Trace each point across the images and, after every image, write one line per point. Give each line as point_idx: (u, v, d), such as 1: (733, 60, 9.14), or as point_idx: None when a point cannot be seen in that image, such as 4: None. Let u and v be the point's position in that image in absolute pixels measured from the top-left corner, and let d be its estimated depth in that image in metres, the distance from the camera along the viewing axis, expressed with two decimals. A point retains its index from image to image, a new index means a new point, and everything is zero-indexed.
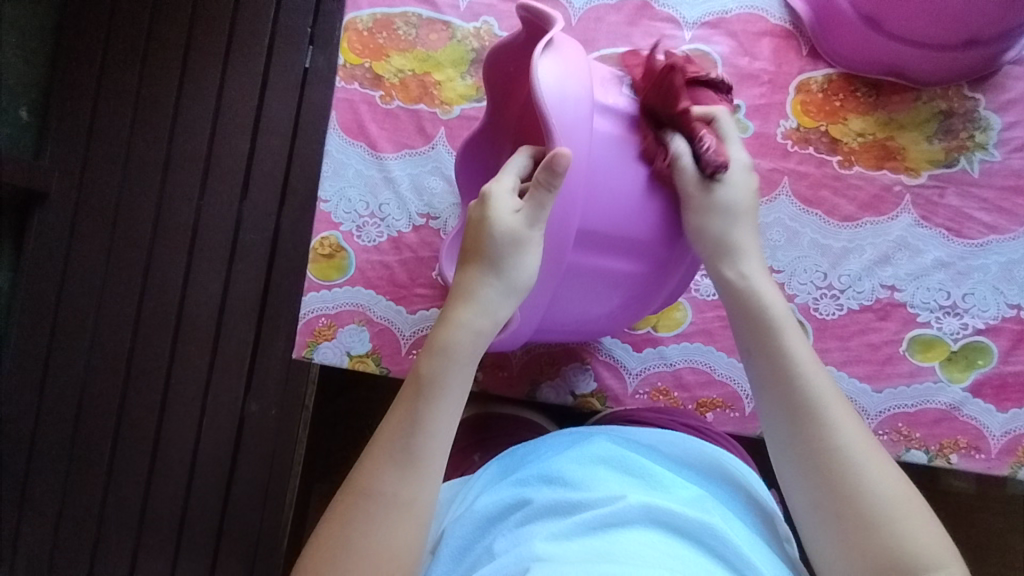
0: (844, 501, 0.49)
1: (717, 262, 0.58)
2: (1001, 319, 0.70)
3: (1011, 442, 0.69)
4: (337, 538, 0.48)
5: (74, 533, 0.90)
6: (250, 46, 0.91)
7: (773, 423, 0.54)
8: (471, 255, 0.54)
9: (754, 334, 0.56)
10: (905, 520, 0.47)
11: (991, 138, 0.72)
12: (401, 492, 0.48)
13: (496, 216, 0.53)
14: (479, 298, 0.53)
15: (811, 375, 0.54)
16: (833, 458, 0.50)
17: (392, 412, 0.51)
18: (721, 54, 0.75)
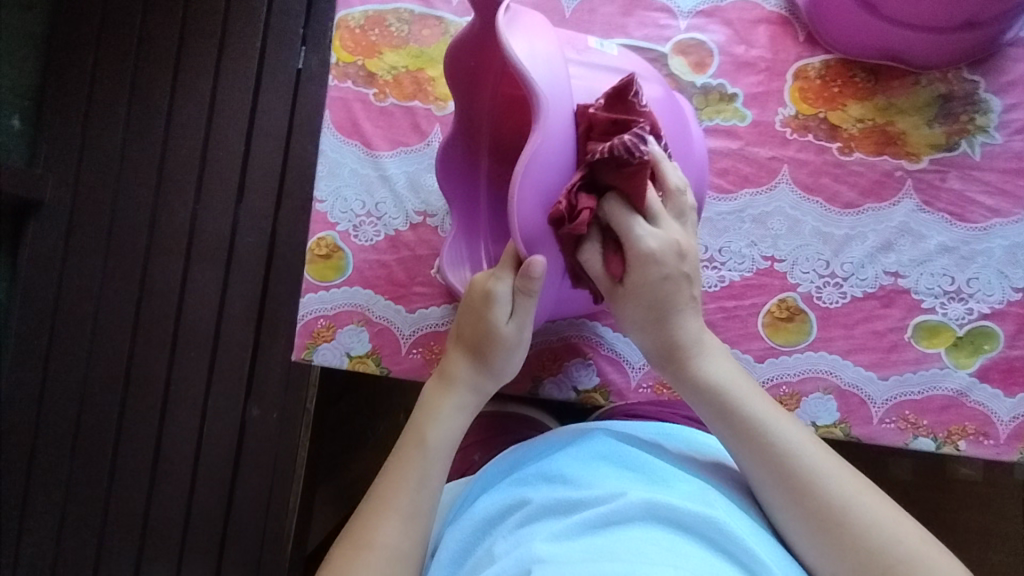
0: (832, 522, 0.48)
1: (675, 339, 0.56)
2: (1006, 303, 0.69)
3: (1019, 427, 0.68)
4: (357, 545, 0.50)
5: (77, 542, 0.89)
6: (243, 47, 0.90)
7: (756, 483, 0.52)
8: (463, 342, 0.60)
9: (714, 408, 0.54)
10: (886, 519, 0.48)
11: (992, 120, 0.71)
12: (418, 504, 0.53)
13: (492, 320, 0.58)
14: (469, 386, 0.59)
15: (774, 427, 0.52)
16: (831, 506, 0.48)
17: (387, 482, 0.54)
18: (717, 43, 0.74)
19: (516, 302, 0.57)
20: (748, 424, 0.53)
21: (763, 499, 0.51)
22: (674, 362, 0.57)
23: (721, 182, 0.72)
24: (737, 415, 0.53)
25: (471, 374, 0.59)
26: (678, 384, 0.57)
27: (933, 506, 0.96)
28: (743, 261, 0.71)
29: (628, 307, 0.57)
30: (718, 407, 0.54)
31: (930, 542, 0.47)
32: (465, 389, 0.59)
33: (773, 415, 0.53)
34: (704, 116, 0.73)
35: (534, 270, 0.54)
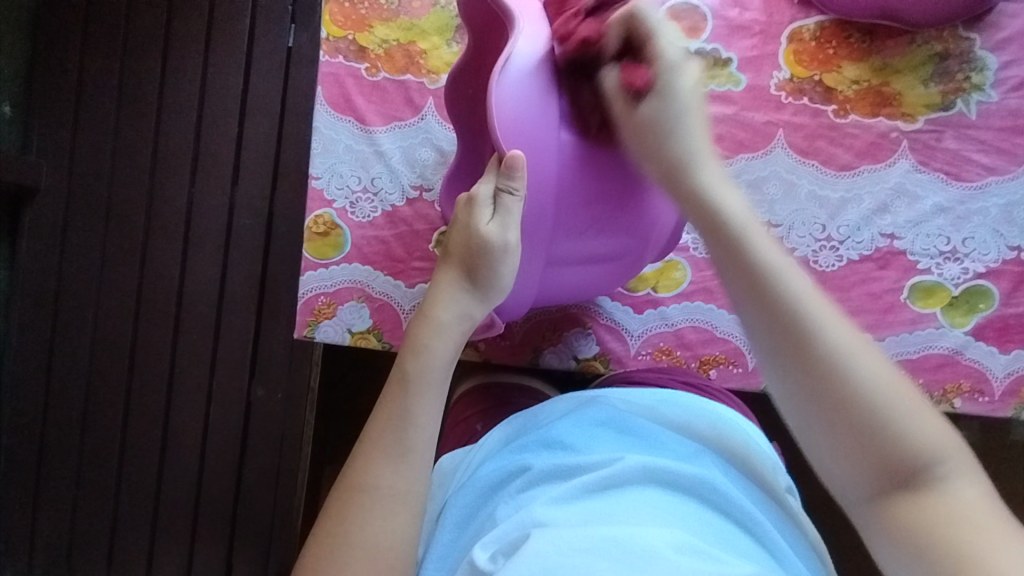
0: (822, 369, 0.43)
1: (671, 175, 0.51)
2: (1001, 261, 0.70)
3: (1014, 383, 0.69)
4: (351, 498, 0.47)
5: (92, 522, 0.91)
6: (232, 25, 0.89)
7: (749, 326, 0.47)
8: (450, 259, 0.54)
9: (713, 229, 0.49)
10: (889, 390, 0.42)
11: (988, 78, 0.71)
12: (406, 438, 0.49)
13: (476, 224, 0.53)
14: (455, 299, 0.53)
15: (820, 320, 0.44)
16: (830, 362, 0.43)
17: (378, 411, 0.50)
18: (710, 7, 0.73)
19: (500, 202, 0.53)
20: (813, 365, 0.44)
21: (759, 353, 0.47)
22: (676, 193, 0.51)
23: (717, 148, 0.72)
24: (804, 356, 0.44)
25: (459, 300, 0.53)
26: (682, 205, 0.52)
27: None
28: None
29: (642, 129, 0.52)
30: (755, 293, 0.46)
31: (935, 419, 0.42)
32: (453, 304, 0.53)
33: (780, 265, 0.47)
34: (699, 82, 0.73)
35: (515, 162, 0.51)
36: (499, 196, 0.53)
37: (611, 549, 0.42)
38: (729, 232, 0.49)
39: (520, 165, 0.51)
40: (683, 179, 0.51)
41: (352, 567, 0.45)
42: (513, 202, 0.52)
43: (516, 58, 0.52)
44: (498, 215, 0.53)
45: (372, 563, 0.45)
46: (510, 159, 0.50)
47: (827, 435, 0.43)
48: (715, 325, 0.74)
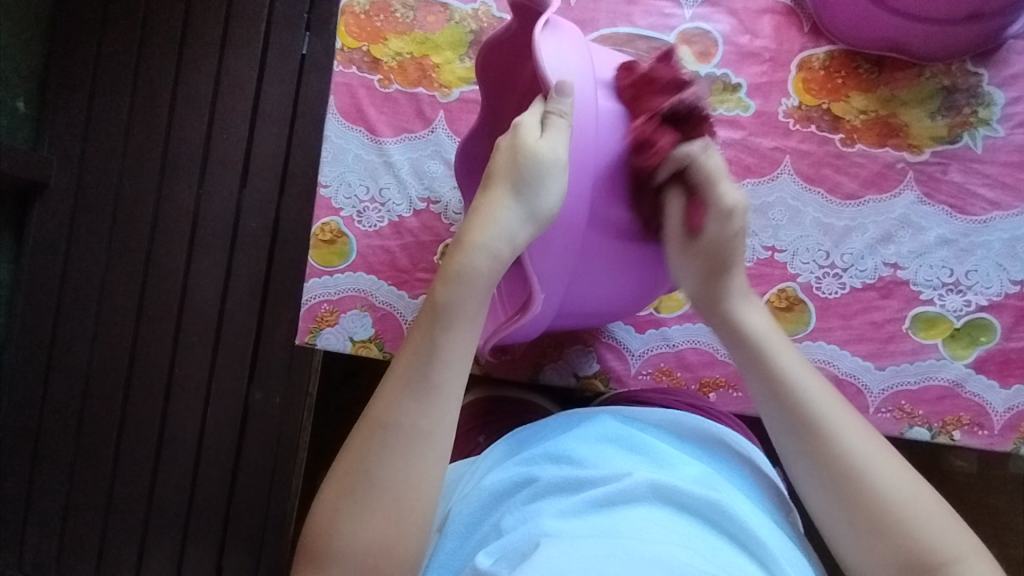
0: (839, 475, 0.50)
1: (706, 300, 0.58)
2: (1003, 295, 0.70)
3: (1014, 418, 0.69)
4: (366, 441, 0.47)
5: (84, 520, 0.90)
6: (247, 31, 0.90)
7: (774, 429, 0.54)
8: (491, 179, 0.51)
9: (752, 365, 0.55)
10: (897, 482, 0.48)
11: (995, 113, 0.71)
12: (428, 376, 0.47)
13: (525, 142, 0.50)
14: (497, 220, 0.49)
15: (833, 427, 0.51)
16: (844, 465, 0.50)
17: (404, 345, 0.49)
18: (721, 33, 0.74)
19: (548, 124, 0.51)
20: (838, 466, 0.50)
21: (792, 471, 0.52)
22: (711, 312, 0.58)
23: None
24: (833, 464, 0.50)
25: (507, 219, 0.49)
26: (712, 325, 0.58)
27: (934, 500, 0.95)
28: (743, 251, 0.72)
29: (695, 261, 0.56)
30: (776, 397, 0.53)
31: (941, 512, 0.48)
32: (495, 224, 0.49)
33: (797, 369, 0.54)
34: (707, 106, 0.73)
35: (565, 86, 0.50)
36: (545, 120, 0.51)
37: (622, 566, 0.42)
38: (759, 349, 0.55)
39: (569, 91, 0.50)
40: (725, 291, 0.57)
41: (373, 509, 0.46)
42: (562, 123, 0.51)
43: (559, 49, 0.53)
44: (548, 135, 0.50)
45: (393, 507, 0.46)
46: (558, 86, 0.50)
47: (853, 529, 0.49)
48: (716, 347, 0.74)
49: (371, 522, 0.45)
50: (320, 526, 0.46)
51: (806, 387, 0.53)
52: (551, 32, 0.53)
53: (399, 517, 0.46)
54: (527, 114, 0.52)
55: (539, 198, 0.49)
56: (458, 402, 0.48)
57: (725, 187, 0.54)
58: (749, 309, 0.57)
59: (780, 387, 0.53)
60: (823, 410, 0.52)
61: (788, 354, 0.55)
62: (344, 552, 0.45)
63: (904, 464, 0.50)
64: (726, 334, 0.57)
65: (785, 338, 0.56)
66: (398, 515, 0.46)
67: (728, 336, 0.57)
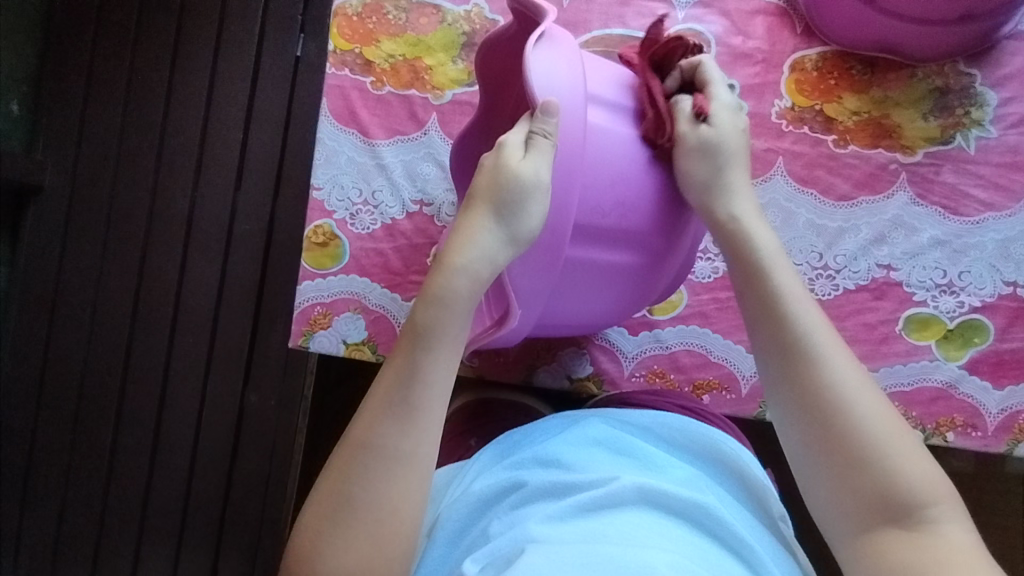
0: (821, 410, 0.49)
1: (707, 194, 0.55)
2: (997, 296, 0.70)
3: (1008, 419, 0.69)
4: (350, 459, 0.47)
5: (79, 523, 0.90)
6: (241, 33, 0.90)
7: (761, 352, 0.53)
8: (475, 198, 0.52)
9: (747, 282, 0.54)
10: (879, 419, 0.48)
11: (988, 114, 0.71)
12: (411, 396, 0.48)
13: (506, 164, 0.50)
14: (477, 241, 0.50)
15: (824, 349, 0.51)
16: (826, 396, 0.49)
17: (387, 365, 0.49)
18: (714, 35, 0.74)
19: (531, 145, 0.50)
20: (821, 399, 0.49)
21: (772, 404, 0.52)
22: (709, 223, 0.56)
23: None
24: (814, 387, 0.50)
25: (486, 242, 0.50)
26: (709, 227, 0.56)
27: None
28: None
29: (693, 158, 0.55)
30: (767, 317, 0.53)
31: (917, 454, 0.48)
32: (475, 245, 0.50)
33: (794, 296, 0.53)
34: None
35: (552, 106, 0.49)
36: (529, 140, 0.50)
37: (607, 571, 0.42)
38: (756, 268, 0.54)
39: (555, 111, 0.49)
40: (722, 217, 0.56)
41: (358, 524, 0.46)
42: (546, 145, 0.50)
43: (548, 62, 0.51)
44: (531, 157, 0.50)
45: (378, 523, 0.46)
46: (544, 106, 0.49)
47: (824, 465, 0.49)
48: (709, 349, 0.73)
49: (354, 538, 0.46)
50: (305, 542, 0.47)
51: (798, 307, 0.52)
52: (543, 46, 0.52)
53: (383, 535, 0.46)
54: (512, 134, 0.51)
55: (517, 222, 0.49)
56: (440, 417, 0.49)
57: (719, 91, 0.57)
58: (748, 221, 0.56)
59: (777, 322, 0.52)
60: (811, 330, 0.51)
61: (787, 280, 0.54)
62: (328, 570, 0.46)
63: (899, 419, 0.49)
64: (723, 243, 0.56)
65: (782, 259, 0.55)
66: (383, 532, 0.46)
67: (729, 253, 0.56)
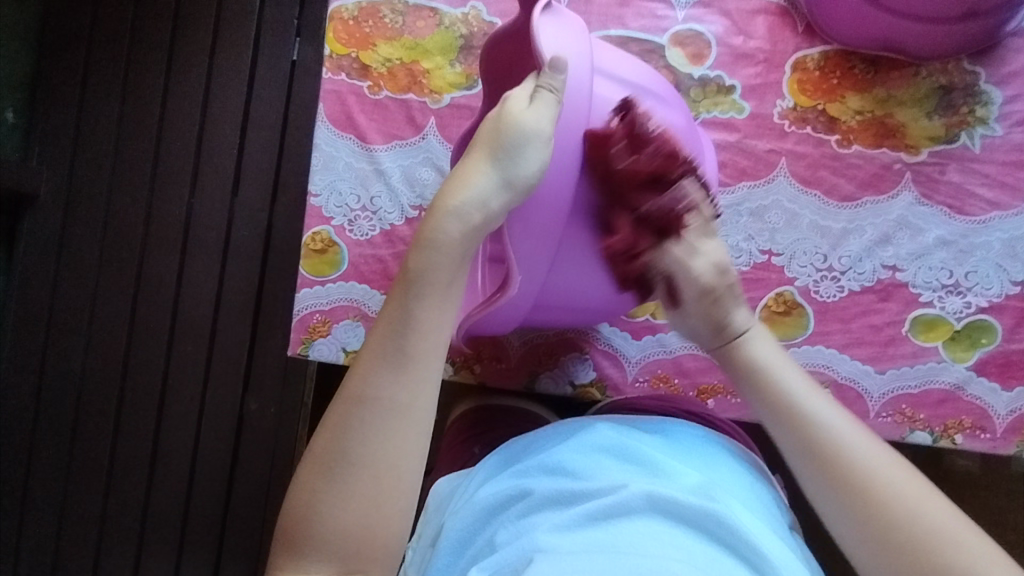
0: (865, 503, 0.46)
1: (716, 331, 0.57)
2: (1004, 296, 0.69)
3: (1017, 421, 0.68)
4: (343, 418, 0.44)
5: (78, 535, 0.89)
6: (237, 38, 0.89)
7: (790, 457, 0.51)
8: (474, 146, 0.49)
9: (762, 400, 0.52)
10: (928, 509, 0.45)
11: (992, 112, 0.71)
12: (406, 346, 0.45)
13: (509, 111, 0.48)
14: (476, 184, 0.47)
15: (847, 447, 0.48)
16: (868, 492, 0.46)
17: (379, 315, 0.46)
18: (714, 35, 0.73)
19: (535, 96, 0.49)
20: (862, 494, 0.46)
21: (813, 498, 0.49)
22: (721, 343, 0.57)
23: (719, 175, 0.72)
24: (851, 485, 0.47)
25: (488, 182, 0.47)
26: (722, 356, 0.57)
27: None
28: (740, 255, 0.71)
29: (693, 313, 0.58)
30: (787, 423, 0.50)
31: (986, 544, 0.44)
32: (473, 186, 0.47)
33: (812, 397, 0.51)
34: (702, 109, 0.72)
35: (559, 62, 0.49)
36: (533, 93, 0.49)
37: None
38: (768, 380, 0.53)
39: (563, 66, 0.49)
40: (726, 330, 0.56)
41: (353, 485, 0.43)
42: (550, 97, 0.49)
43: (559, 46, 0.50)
44: (535, 107, 0.48)
45: (374, 481, 0.44)
46: (552, 61, 0.49)
47: (884, 562, 0.45)
48: None
49: (350, 500, 0.43)
50: (299, 508, 0.44)
51: (815, 409, 0.50)
52: (552, 25, 0.51)
53: (380, 494, 0.44)
54: (515, 88, 0.49)
55: (518, 166, 0.47)
56: (437, 374, 0.46)
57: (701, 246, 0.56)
58: (761, 342, 0.55)
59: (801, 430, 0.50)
60: (833, 429, 0.49)
61: (798, 382, 0.52)
62: (323, 537, 0.43)
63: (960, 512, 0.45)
64: (735, 371, 0.56)
65: (796, 364, 0.53)
66: (381, 489, 0.44)
67: (736, 370, 0.55)
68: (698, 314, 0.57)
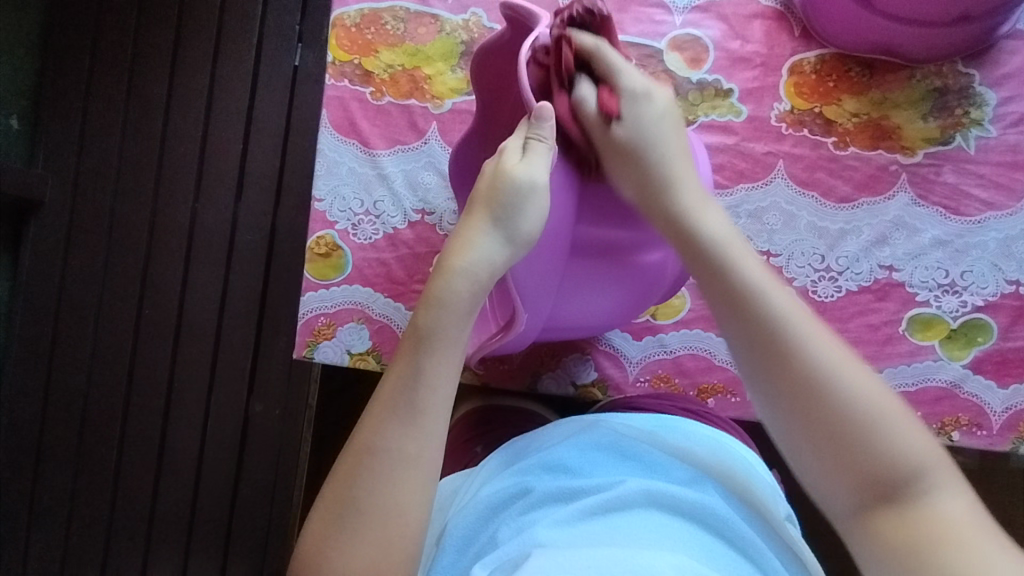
0: (808, 394, 0.45)
1: (649, 195, 0.53)
2: (999, 295, 0.70)
3: (1013, 418, 0.69)
4: (353, 468, 0.46)
5: (86, 537, 0.90)
6: (239, 45, 0.90)
7: (738, 348, 0.49)
8: (473, 205, 0.50)
9: (704, 268, 0.51)
10: (870, 400, 0.44)
11: (987, 114, 0.72)
12: (414, 400, 0.46)
13: (504, 167, 0.50)
14: (481, 243, 0.48)
15: (803, 338, 0.46)
16: (813, 379, 0.45)
17: (389, 371, 0.48)
18: (712, 39, 0.74)
19: (528, 149, 0.50)
20: (807, 383, 0.45)
21: (756, 389, 0.48)
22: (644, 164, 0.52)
23: (717, 178, 0.72)
24: (796, 376, 0.46)
25: (492, 241, 0.48)
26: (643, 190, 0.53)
27: None
28: None
29: (626, 165, 0.53)
30: (735, 310, 0.49)
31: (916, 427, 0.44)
32: (479, 246, 0.48)
33: (764, 285, 0.49)
34: (700, 112, 0.73)
35: (545, 111, 0.50)
36: (526, 144, 0.51)
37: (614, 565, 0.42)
38: (714, 246, 0.51)
39: (549, 115, 0.50)
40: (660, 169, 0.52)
41: (364, 534, 0.44)
42: (542, 149, 0.50)
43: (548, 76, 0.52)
44: (529, 160, 0.50)
45: (385, 530, 0.44)
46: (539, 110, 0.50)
47: (818, 455, 0.45)
48: (713, 353, 0.74)
49: (360, 543, 0.44)
50: (314, 551, 0.45)
51: (765, 295, 0.48)
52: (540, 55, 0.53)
53: (390, 540, 0.44)
54: (508, 139, 0.51)
55: (520, 222, 0.49)
56: (446, 426, 0.47)
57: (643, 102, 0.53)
58: (705, 209, 0.52)
59: (747, 312, 0.48)
60: (785, 319, 0.47)
61: (752, 270, 0.49)
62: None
63: (905, 409, 0.45)
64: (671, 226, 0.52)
65: (744, 243, 0.51)
66: (390, 535, 0.44)
67: (679, 238, 0.52)
68: (624, 166, 0.53)
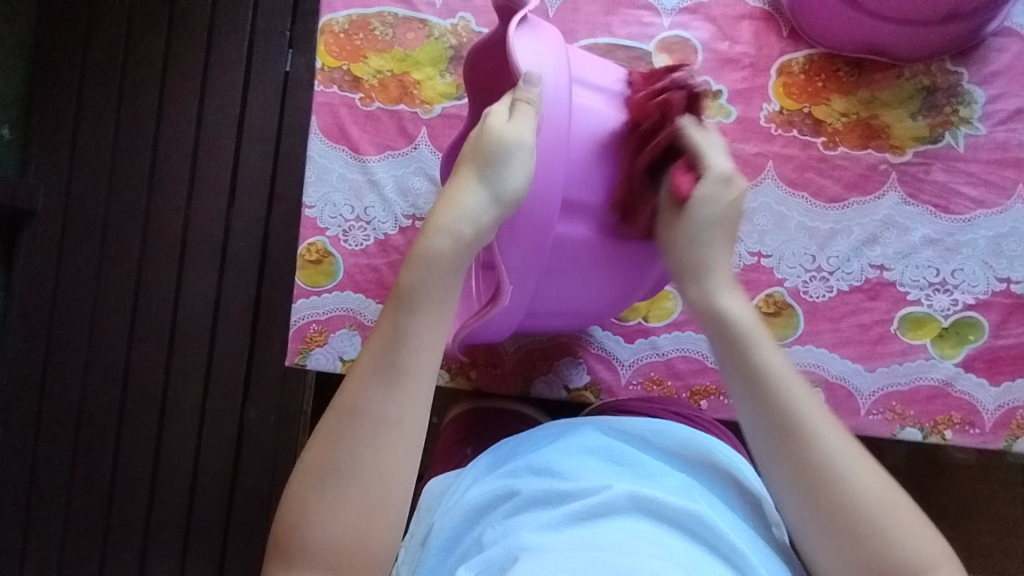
0: (818, 481, 0.46)
1: (684, 276, 0.54)
2: (990, 293, 0.70)
3: (1005, 415, 0.69)
4: (337, 431, 0.45)
5: (82, 546, 0.90)
6: (229, 51, 0.90)
7: (748, 427, 0.49)
8: (461, 165, 0.50)
9: (726, 351, 0.51)
10: (880, 492, 0.45)
11: (976, 111, 0.72)
12: (397, 362, 0.46)
13: (490, 127, 0.49)
14: (466, 203, 0.48)
15: (816, 424, 0.47)
16: (821, 468, 0.46)
17: (373, 332, 0.47)
18: (700, 40, 0.74)
19: (515, 111, 0.49)
20: (818, 473, 0.46)
21: (755, 452, 0.49)
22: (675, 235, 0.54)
23: None
24: (807, 459, 0.46)
25: (477, 201, 0.48)
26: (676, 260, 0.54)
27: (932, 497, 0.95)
28: None
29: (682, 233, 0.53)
30: (757, 396, 0.49)
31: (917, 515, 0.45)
32: (464, 205, 0.48)
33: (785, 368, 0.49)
34: None
35: (532, 76, 0.49)
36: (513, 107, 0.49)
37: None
38: (742, 342, 0.51)
39: (537, 80, 0.49)
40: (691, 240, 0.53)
41: (344, 499, 0.44)
42: (529, 111, 0.49)
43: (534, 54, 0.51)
44: (515, 121, 0.48)
45: (364, 493, 0.44)
46: (527, 75, 0.49)
47: (828, 537, 0.45)
48: (706, 355, 0.74)
49: (339, 510, 0.44)
50: (291, 516, 0.45)
51: (776, 365, 0.49)
52: (525, 35, 0.52)
53: (370, 508, 0.44)
54: (496, 103, 0.50)
55: (505, 181, 0.48)
56: (429, 392, 0.47)
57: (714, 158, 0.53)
58: (730, 298, 0.53)
59: (769, 406, 0.48)
60: (803, 411, 0.47)
61: (779, 360, 0.50)
62: (311, 543, 0.44)
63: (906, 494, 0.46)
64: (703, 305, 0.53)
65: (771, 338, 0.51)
66: (371, 503, 0.44)
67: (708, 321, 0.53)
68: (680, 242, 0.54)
